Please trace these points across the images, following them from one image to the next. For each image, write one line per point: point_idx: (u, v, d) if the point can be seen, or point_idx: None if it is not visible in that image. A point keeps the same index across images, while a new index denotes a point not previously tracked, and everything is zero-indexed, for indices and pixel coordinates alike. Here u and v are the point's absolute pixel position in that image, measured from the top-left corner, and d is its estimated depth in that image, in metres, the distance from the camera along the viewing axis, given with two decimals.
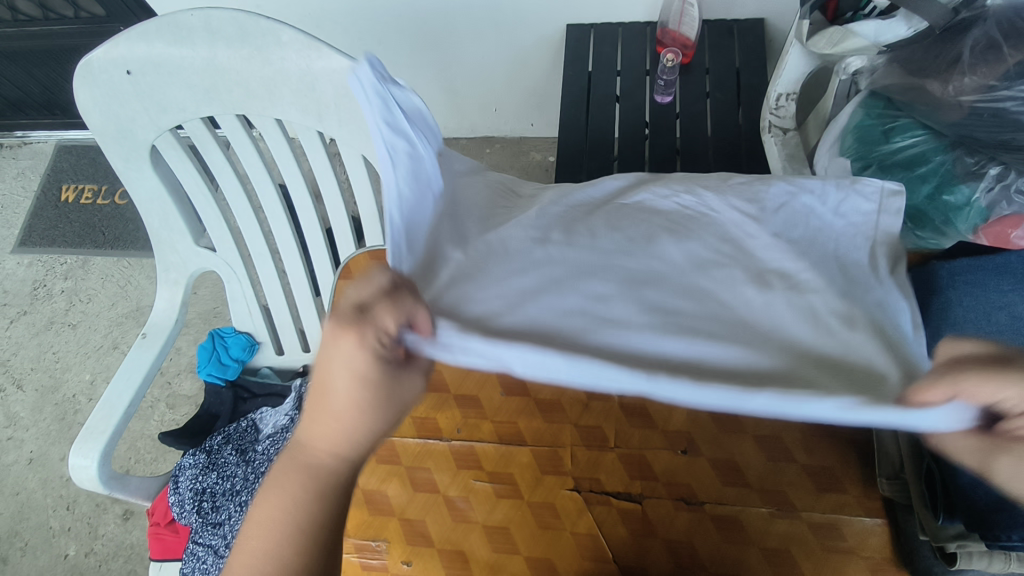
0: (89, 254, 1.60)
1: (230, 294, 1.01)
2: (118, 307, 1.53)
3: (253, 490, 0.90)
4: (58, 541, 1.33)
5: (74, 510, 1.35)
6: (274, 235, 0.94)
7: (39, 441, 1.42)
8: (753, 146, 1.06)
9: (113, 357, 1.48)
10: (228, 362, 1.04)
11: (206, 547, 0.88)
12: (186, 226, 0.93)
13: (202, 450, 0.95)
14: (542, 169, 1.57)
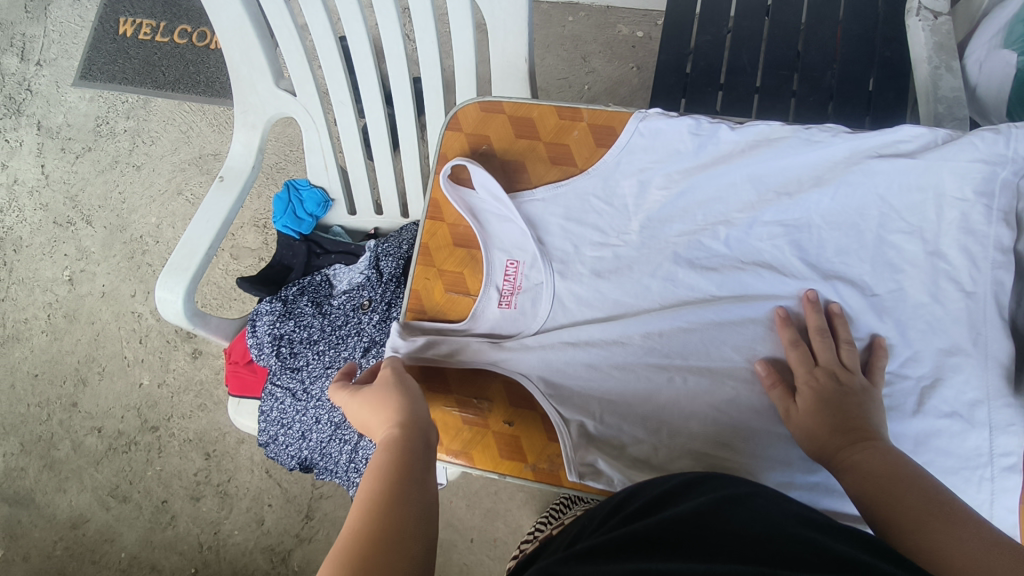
0: (150, 95, 1.56)
1: (307, 144, 0.97)
2: (181, 153, 1.52)
3: (331, 342, 0.92)
4: (133, 370, 1.41)
5: (146, 344, 1.43)
6: (358, 82, 0.89)
7: (110, 277, 1.47)
8: (889, 33, 0.94)
9: (178, 203, 1.49)
10: (302, 216, 1.02)
11: (284, 389, 0.93)
12: (267, 63, 0.87)
13: (278, 299, 0.96)
14: (629, 44, 1.43)
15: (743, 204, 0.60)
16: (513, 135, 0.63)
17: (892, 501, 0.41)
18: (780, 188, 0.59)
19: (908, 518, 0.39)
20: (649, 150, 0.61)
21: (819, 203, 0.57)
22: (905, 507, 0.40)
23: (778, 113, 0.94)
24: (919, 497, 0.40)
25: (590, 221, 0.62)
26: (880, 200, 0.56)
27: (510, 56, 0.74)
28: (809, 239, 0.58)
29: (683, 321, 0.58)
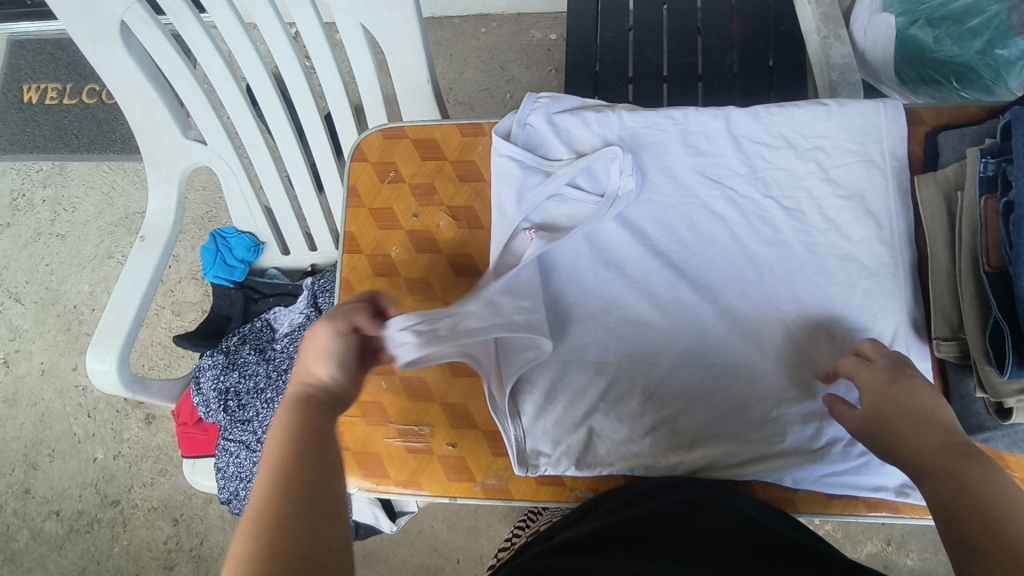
0: (65, 160, 1.51)
1: (228, 191, 0.95)
2: (106, 215, 1.47)
3: (278, 388, 0.89)
4: (85, 446, 1.36)
5: (96, 417, 1.37)
6: (268, 122, 0.88)
7: (48, 352, 1.41)
8: (782, 10, 0.97)
9: (109, 266, 1.44)
10: (233, 263, 1.00)
11: (237, 443, 0.90)
12: (171, 115, 0.86)
13: (220, 351, 0.94)
14: (544, 48, 1.45)
15: (681, 182, 0.58)
16: (418, 157, 0.62)
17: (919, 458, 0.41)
18: (723, 166, 0.57)
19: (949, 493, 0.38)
20: (545, 139, 0.60)
21: (773, 186, 0.56)
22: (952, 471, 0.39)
23: (688, 99, 0.96)
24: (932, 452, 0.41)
25: (585, 178, 0.58)
26: (817, 169, 0.56)
27: (413, 79, 0.74)
28: (747, 135, 0.57)
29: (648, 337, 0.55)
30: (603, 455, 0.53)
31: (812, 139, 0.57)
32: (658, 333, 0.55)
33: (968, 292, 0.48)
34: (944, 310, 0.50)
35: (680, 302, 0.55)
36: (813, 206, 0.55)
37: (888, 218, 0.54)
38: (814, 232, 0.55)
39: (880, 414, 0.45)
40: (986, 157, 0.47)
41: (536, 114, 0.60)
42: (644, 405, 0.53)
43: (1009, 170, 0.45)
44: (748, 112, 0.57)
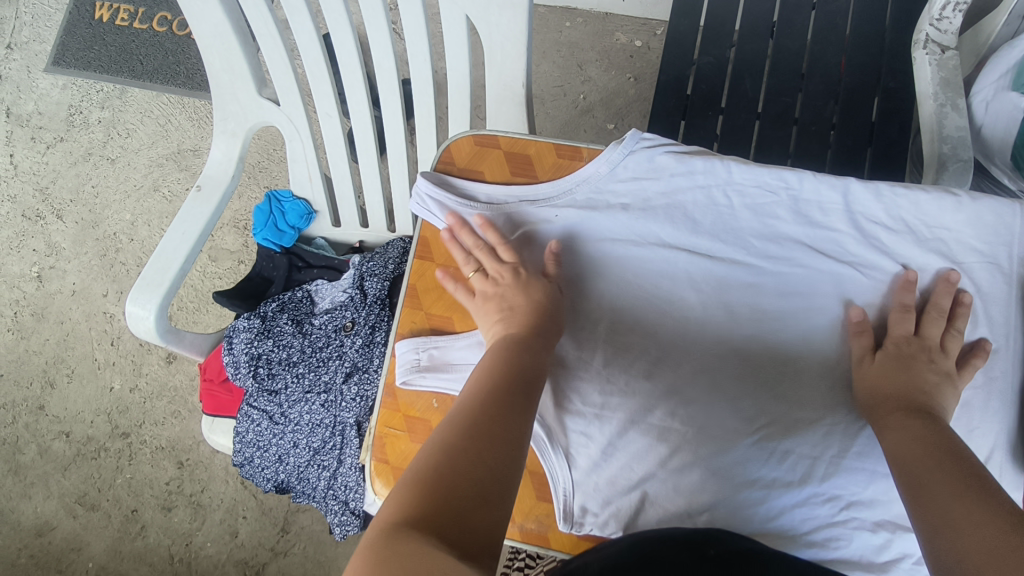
0: (126, 85, 1.50)
1: (291, 155, 0.93)
2: (158, 147, 1.46)
3: (311, 365, 0.88)
4: (103, 374, 1.36)
5: (119, 346, 1.37)
6: (347, 94, 0.86)
7: (81, 274, 1.41)
8: (895, 64, 0.92)
9: (154, 199, 1.43)
10: (284, 229, 0.98)
11: (260, 411, 0.89)
12: (250, 71, 0.84)
13: (257, 315, 0.91)
14: (626, 53, 1.39)
15: (783, 248, 0.54)
16: (508, 171, 0.59)
17: (924, 469, 0.40)
18: (830, 239, 0.54)
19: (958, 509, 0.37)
20: (645, 176, 0.56)
21: (881, 271, 0.53)
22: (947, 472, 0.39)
23: (779, 142, 0.92)
24: (943, 468, 0.39)
25: (679, 230, 0.55)
26: (933, 264, 0.52)
27: (507, 81, 0.71)
28: (863, 211, 0.53)
29: (721, 408, 0.52)
30: (652, 522, 0.51)
31: (934, 229, 0.52)
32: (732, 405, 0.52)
33: None
34: None
35: (758, 376, 0.53)
36: (922, 302, 0.51)
37: None
38: None
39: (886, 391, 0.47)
40: None
41: (637, 155, 0.56)
42: (706, 480, 0.50)
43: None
44: (870, 189, 0.53)
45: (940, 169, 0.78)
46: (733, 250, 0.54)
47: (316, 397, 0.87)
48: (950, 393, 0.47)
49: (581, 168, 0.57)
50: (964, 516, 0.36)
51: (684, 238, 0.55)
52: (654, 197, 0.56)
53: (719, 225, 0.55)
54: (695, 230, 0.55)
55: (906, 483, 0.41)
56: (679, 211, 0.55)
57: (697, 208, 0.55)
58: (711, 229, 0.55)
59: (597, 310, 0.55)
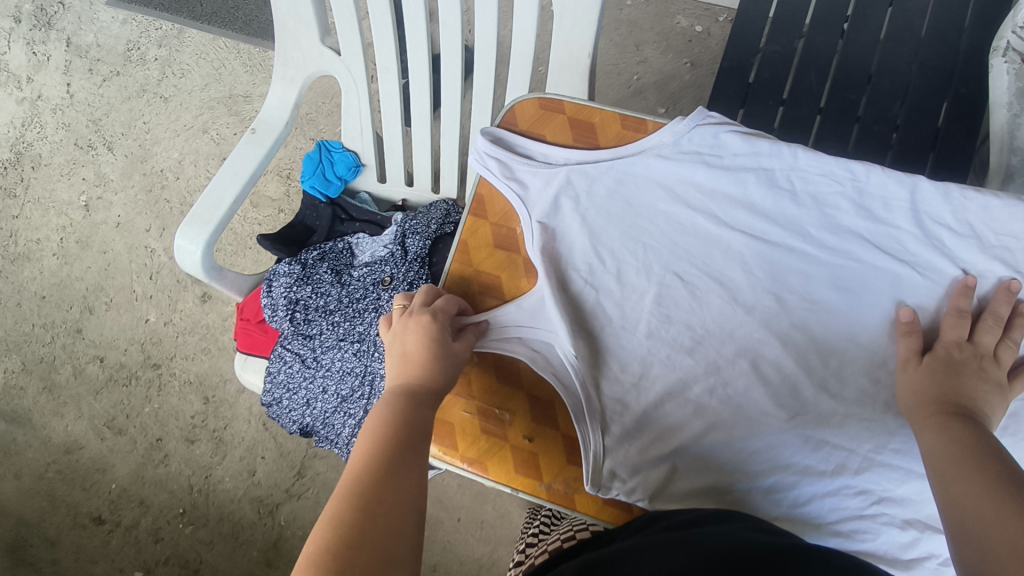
0: (184, 25, 1.51)
1: (346, 106, 0.94)
2: (210, 89, 1.47)
3: (346, 314, 0.90)
4: (140, 305, 1.40)
5: (157, 281, 1.41)
6: (408, 49, 0.86)
7: (126, 207, 1.45)
8: (970, 70, 0.89)
9: (202, 141, 1.45)
10: (331, 178, 0.99)
11: (293, 354, 0.92)
12: (316, 18, 0.84)
13: (297, 261, 0.94)
14: (686, 38, 1.37)
15: (841, 240, 0.53)
16: (570, 136, 0.59)
17: (952, 470, 0.40)
18: (890, 236, 0.53)
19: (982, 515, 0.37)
20: (707, 153, 0.56)
21: (939, 272, 0.52)
22: (981, 469, 0.39)
23: (838, 138, 0.90)
24: (974, 468, 0.39)
25: (736, 211, 0.55)
26: (997, 271, 0.51)
27: (574, 48, 0.70)
28: (930, 211, 0.52)
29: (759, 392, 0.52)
30: (680, 494, 0.51)
31: (1003, 236, 0.51)
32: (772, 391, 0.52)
33: None
34: None
35: (799, 364, 0.52)
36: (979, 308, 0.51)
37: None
38: None
39: (928, 388, 0.47)
40: None
41: (702, 130, 0.56)
42: (739, 460, 0.51)
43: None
44: (940, 188, 0.52)
45: (1007, 181, 0.76)
46: (788, 237, 0.54)
47: (349, 346, 0.89)
48: (997, 402, 0.46)
49: (643, 140, 0.57)
50: (989, 518, 0.36)
51: (739, 220, 0.55)
52: (713, 175, 0.55)
53: (777, 210, 0.54)
54: (751, 213, 0.54)
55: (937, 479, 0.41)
56: (737, 193, 0.55)
57: (756, 191, 0.55)
58: (768, 214, 0.54)
59: (643, 283, 0.55)
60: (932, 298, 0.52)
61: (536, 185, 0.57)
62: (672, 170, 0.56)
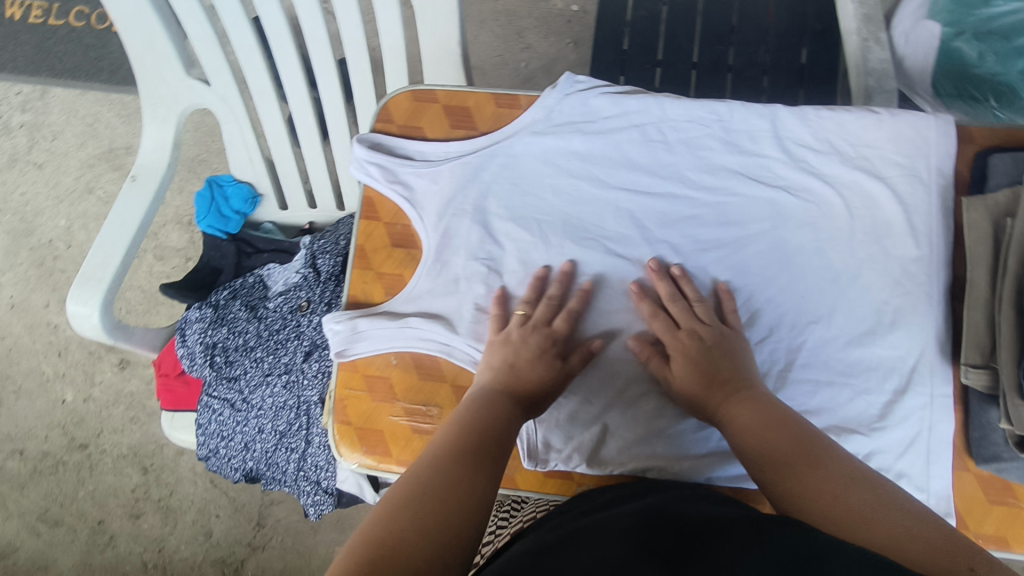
0: (47, 84, 1.42)
1: (228, 138, 0.90)
2: (88, 147, 1.39)
3: (269, 348, 0.86)
4: (53, 386, 1.31)
5: (67, 357, 1.32)
6: (279, 69, 0.83)
7: (18, 286, 1.35)
8: (820, 7, 0.95)
9: (90, 202, 1.37)
10: (228, 214, 0.95)
11: (221, 401, 0.88)
12: (175, 51, 0.80)
13: (208, 305, 0.90)
14: (564, 19, 1.40)
15: (719, 179, 0.55)
16: (448, 124, 0.58)
17: (771, 452, 0.42)
18: (761, 167, 0.55)
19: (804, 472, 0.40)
20: (580, 119, 0.57)
21: (812, 192, 0.55)
22: (794, 450, 0.41)
23: (715, 89, 0.94)
24: (789, 444, 0.41)
25: (618, 170, 0.56)
26: (861, 181, 0.54)
27: (441, 39, 0.70)
28: (791, 138, 0.55)
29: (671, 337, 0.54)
30: (614, 454, 0.52)
31: (858, 149, 0.55)
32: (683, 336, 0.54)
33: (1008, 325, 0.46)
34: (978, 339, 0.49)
35: (704, 303, 0.54)
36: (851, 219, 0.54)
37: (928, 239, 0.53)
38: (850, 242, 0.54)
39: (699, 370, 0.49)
40: None
41: (572, 98, 0.57)
42: (664, 407, 0.52)
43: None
44: (797, 114, 0.55)
45: (867, 102, 0.81)
46: (669, 185, 0.56)
47: (277, 379, 0.85)
48: (742, 346, 0.50)
49: (518, 116, 0.58)
50: (819, 486, 0.39)
51: (622, 178, 0.56)
52: (590, 140, 0.56)
53: (655, 162, 0.56)
54: (631, 170, 0.56)
55: (747, 459, 0.43)
56: (615, 152, 0.56)
57: (632, 148, 0.56)
58: (647, 168, 0.56)
59: (544, 255, 0.55)
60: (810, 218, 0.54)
61: (422, 179, 0.57)
62: (550, 141, 0.57)
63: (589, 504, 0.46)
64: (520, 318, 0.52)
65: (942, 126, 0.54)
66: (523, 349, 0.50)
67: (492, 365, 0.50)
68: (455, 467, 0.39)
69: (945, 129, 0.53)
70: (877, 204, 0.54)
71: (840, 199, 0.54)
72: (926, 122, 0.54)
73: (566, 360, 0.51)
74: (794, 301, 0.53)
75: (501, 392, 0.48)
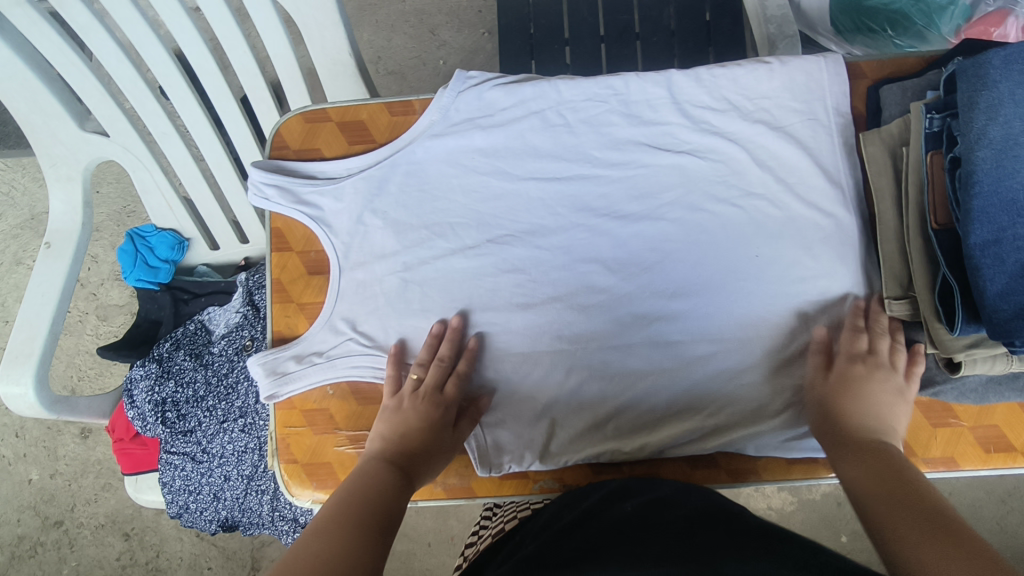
0: None
1: (141, 187, 0.87)
2: (8, 218, 1.34)
3: (220, 395, 0.84)
4: (16, 468, 1.26)
5: (25, 436, 1.27)
6: (178, 109, 0.80)
7: None
8: None
9: (20, 274, 1.32)
10: (157, 264, 0.92)
11: (181, 455, 0.85)
12: (64, 107, 0.77)
13: (151, 360, 0.87)
14: (474, 9, 1.37)
15: (625, 152, 0.55)
16: (345, 141, 0.57)
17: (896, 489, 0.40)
18: (665, 134, 0.55)
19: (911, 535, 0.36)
20: (478, 115, 0.56)
21: (718, 151, 0.55)
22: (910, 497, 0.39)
23: (627, 59, 0.93)
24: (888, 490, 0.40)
25: (523, 160, 0.55)
26: (763, 132, 0.54)
27: (333, 53, 0.68)
28: (690, 100, 0.55)
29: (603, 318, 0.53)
30: (565, 445, 0.52)
31: (756, 101, 0.55)
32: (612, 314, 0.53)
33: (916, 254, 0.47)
34: (894, 270, 0.49)
35: (631, 279, 0.54)
36: (759, 171, 0.54)
37: (834, 181, 0.53)
38: (762, 194, 0.54)
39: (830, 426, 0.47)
40: (931, 113, 0.46)
41: (466, 95, 0.56)
42: (606, 389, 0.52)
43: (955, 126, 0.44)
44: (691, 75, 0.55)
45: (772, 49, 0.81)
46: (578, 167, 0.55)
47: (234, 424, 0.83)
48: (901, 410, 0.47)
49: (415, 121, 0.56)
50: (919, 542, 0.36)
51: (529, 167, 0.55)
52: (490, 134, 0.55)
53: (559, 146, 0.55)
54: (537, 157, 0.55)
55: (878, 520, 0.39)
56: (518, 143, 0.55)
57: (534, 136, 0.55)
58: (552, 153, 0.55)
59: (463, 259, 0.55)
60: (720, 177, 0.54)
61: (327, 202, 0.55)
62: (451, 142, 0.55)
63: (556, 521, 0.42)
64: (414, 383, 0.51)
65: (831, 65, 0.54)
66: (412, 417, 0.49)
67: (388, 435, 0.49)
68: (342, 537, 0.38)
69: (835, 67, 0.54)
70: (780, 153, 0.54)
71: (745, 154, 0.54)
72: (816, 64, 0.54)
73: (456, 428, 0.50)
74: (717, 261, 0.53)
75: (390, 459, 0.47)
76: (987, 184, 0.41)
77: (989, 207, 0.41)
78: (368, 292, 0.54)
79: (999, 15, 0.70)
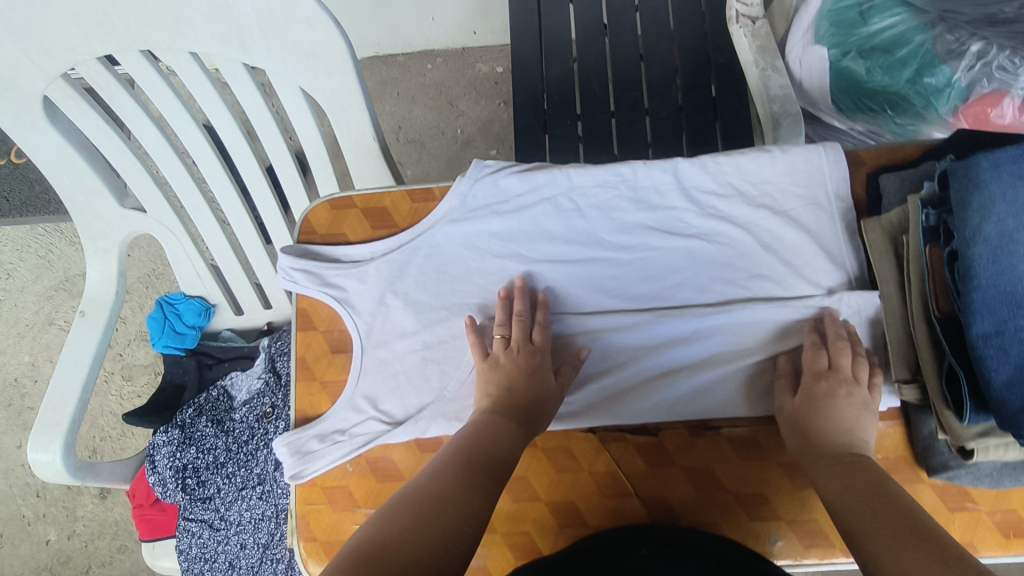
0: None
1: (172, 257, 0.91)
2: (44, 279, 1.39)
3: (239, 462, 0.86)
4: (36, 528, 1.27)
5: (45, 496, 1.29)
6: (210, 187, 0.84)
7: None
8: (718, 41, 1.00)
9: (52, 333, 1.37)
10: (183, 330, 0.96)
11: (199, 522, 0.86)
12: (106, 186, 0.81)
13: (175, 426, 0.89)
14: (491, 81, 1.44)
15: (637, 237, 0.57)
16: (368, 227, 0.60)
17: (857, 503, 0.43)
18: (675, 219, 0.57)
19: (851, 503, 0.43)
20: (494, 201, 0.59)
21: (726, 235, 0.57)
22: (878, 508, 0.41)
23: (637, 134, 0.98)
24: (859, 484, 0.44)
25: (537, 244, 0.58)
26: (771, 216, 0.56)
27: (358, 137, 0.71)
28: (698, 187, 0.58)
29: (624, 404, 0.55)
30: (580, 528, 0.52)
31: (760, 187, 0.57)
32: (608, 385, 0.55)
33: (923, 342, 0.48)
34: (904, 355, 0.50)
35: (646, 363, 0.55)
36: (766, 256, 0.56)
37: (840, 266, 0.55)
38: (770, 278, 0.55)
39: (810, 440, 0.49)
40: (927, 208, 0.48)
41: (482, 182, 0.59)
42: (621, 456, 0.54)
43: (950, 222, 0.45)
44: (696, 163, 0.58)
45: (777, 126, 0.84)
46: (590, 250, 0.58)
47: (252, 491, 0.85)
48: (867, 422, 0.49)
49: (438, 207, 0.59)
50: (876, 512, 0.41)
51: (545, 250, 0.58)
52: (506, 219, 0.58)
53: (572, 231, 0.58)
54: (553, 241, 0.58)
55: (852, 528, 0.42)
56: (534, 226, 0.58)
57: (548, 219, 0.58)
58: (567, 236, 0.58)
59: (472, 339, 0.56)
60: (727, 261, 0.56)
61: (351, 284, 0.58)
62: (469, 227, 0.58)
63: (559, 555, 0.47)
64: (501, 342, 0.54)
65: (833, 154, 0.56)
66: (510, 375, 0.52)
67: (487, 395, 0.52)
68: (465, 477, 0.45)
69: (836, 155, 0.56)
70: (785, 238, 0.56)
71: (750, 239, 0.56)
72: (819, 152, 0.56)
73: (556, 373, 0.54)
74: (722, 334, 0.55)
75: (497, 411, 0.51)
76: (985, 277, 0.43)
77: (989, 299, 0.43)
78: (388, 370, 0.56)
79: (995, 97, 0.69)
